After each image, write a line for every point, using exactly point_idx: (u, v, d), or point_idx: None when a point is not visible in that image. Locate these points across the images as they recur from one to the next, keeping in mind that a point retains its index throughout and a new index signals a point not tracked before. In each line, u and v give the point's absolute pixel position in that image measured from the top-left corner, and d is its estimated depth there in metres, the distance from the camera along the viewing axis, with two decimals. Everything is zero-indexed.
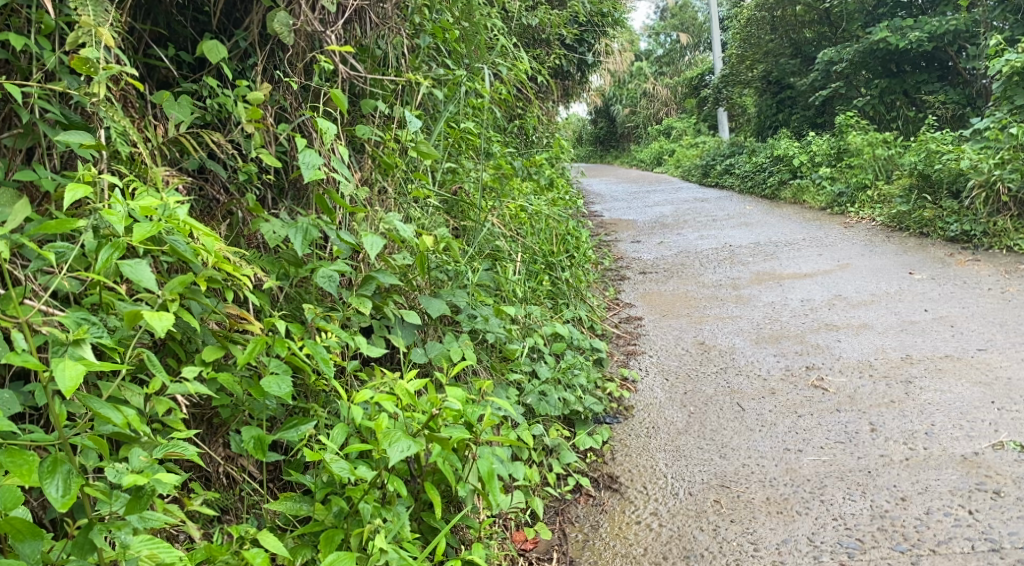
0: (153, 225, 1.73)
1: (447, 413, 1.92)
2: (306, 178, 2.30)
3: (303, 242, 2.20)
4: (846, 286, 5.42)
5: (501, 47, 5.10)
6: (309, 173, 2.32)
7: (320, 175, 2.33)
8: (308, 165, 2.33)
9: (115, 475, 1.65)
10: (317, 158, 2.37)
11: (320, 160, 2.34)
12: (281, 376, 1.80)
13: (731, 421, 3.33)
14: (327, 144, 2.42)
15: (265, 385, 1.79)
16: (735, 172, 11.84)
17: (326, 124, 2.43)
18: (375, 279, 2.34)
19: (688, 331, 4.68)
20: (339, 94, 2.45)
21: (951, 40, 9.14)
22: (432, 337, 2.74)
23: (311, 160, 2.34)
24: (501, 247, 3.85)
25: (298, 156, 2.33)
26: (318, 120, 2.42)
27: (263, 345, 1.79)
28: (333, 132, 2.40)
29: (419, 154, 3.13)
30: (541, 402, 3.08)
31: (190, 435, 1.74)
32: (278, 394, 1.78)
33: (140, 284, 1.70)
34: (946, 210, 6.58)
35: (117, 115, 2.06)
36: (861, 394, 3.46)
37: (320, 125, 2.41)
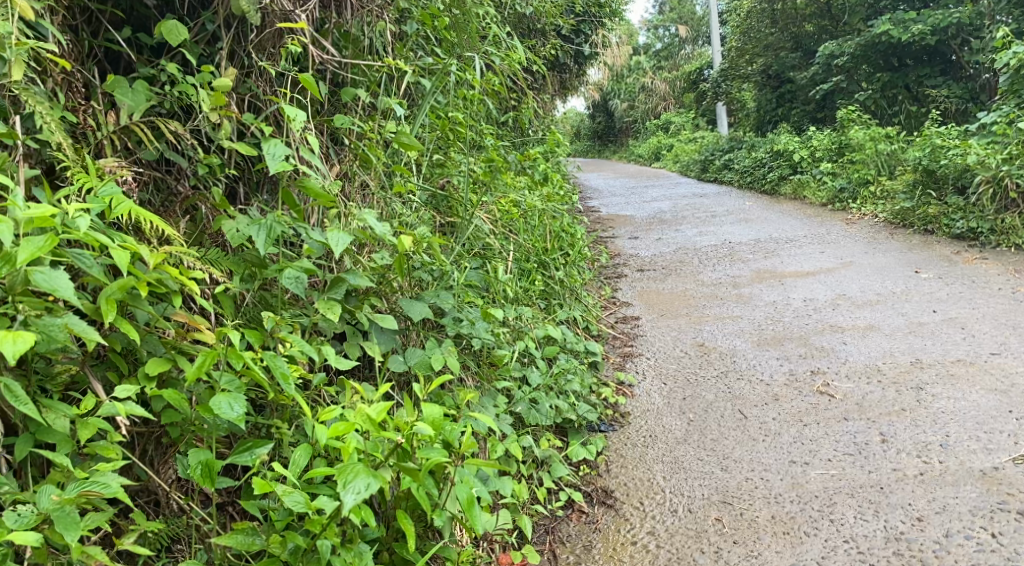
0: (47, 238, 1.53)
1: (418, 438, 1.73)
2: (273, 170, 2.07)
3: (265, 241, 2.00)
4: (850, 285, 5.24)
5: (494, 36, 4.91)
6: (275, 164, 2.09)
7: (289, 167, 2.10)
8: (275, 155, 2.11)
9: (11, 520, 1.46)
10: (286, 148, 2.13)
11: (288, 151, 2.11)
12: (234, 396, 1.62)
13: (733, 430, 3.15)
14: (296, 132, 2.21)
15: (216, 405, 1.60)
16: (734, 167, 11.65)
17: (294, 111, 2.21)
18: (346, 282, 2.14)
19: (687, 332, 4.49)
20: (309, 78, 2.26)
21: (955, 32, 8.95)
22: (414, 343, 2.56)
23: (279, 151, 2.11)
24: (491, 245, 3.67)
25: (263, 147, 2.10)
26: (285, 108, 2.19)
27: (213, 359, 1.60)
28: (302, 120, 2.18)
29: (401, 146, 2.95)
30: (531, 411, 2.90)
31: (115, 469, 1.57)
32: (229, 416, 1.59)
33: (56, 294, 1.52)
34: (951, 207, 6.41)
35: (34, 101, 1.87)
36: (870, 402, 3.28)
37: (286, 112, 2.19)
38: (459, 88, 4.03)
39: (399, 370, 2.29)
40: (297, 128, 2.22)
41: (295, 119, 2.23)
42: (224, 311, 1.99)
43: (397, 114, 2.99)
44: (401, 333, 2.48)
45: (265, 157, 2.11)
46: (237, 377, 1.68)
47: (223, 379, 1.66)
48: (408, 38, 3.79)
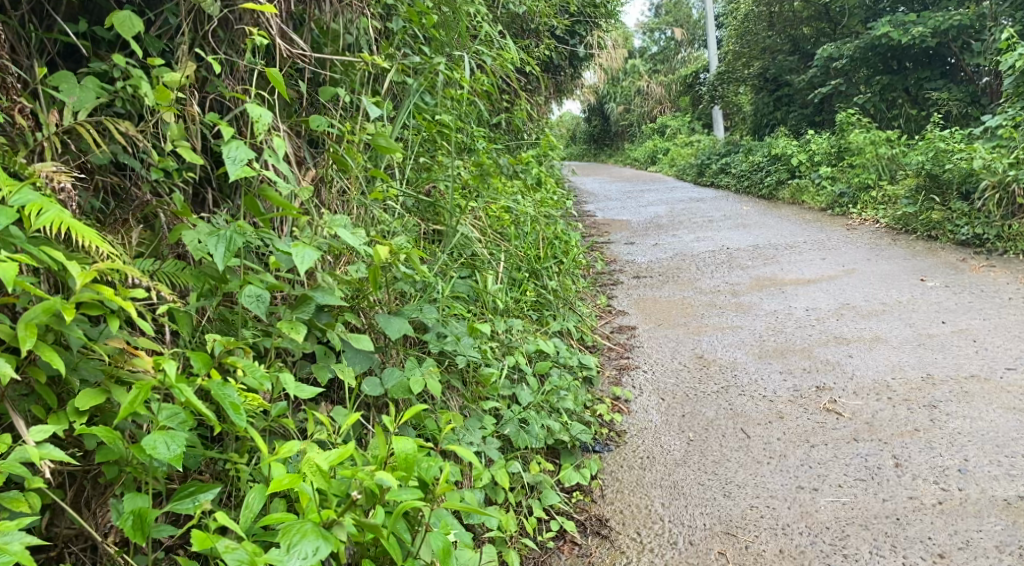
0: None
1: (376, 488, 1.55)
2: (232, 174, 1.87)
3: (224, 255, 1.79)
4: (853, 293, 5.06)
5: (484, 34, 4.73)
6: (235, 169, 1.89)
7: (250, 172, 1.90)
8: (235, 158, 1.91)
9: None
10: (247, 150, 1.93)
11: (249, 154, 1.91)
12: (172, 434, 1.45)
13: (736, 451, 2.97)
14: (260, 134, 2.01)
15: (151, 445, 1.43)
16: (731, 171, 11.48)
17: (258, 111, 2.02)
18: (313, 300, 1.93)
19: (686, 343, 4.29)
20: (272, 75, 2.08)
21: (955, 35, 8.79)
22: (394, 362, 2.37)
23: (238, 153, 1.90)
24: (479, 253, 3.48)
25: (222, 149, 1.90)
26: (248, 107, 2.00)
27: (146, 393, 1.43)
28: (267, 121, 1.99)
29: (377, 148, 2.78)
30: (521, 433, 2.72)
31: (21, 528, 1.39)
32: (165, 457, 1.42)
33: None
34: (955, 212, 6.23)
35: None
36: (879, 421, 3.10)
37: (250, 112, 2.00)
38: (446, 88, 3.85)
39: (374, 395, 2.11)
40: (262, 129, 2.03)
41: (259, 119, 2.04)
42: (181, 330, 1.82)
43: (373, 114, 2.83)
44: (380, 352, 2.29)
45: (224, 160, 1.91)
46: (178, 409, 1.50)
47: (161, 414, 1.49)
48: (394, 36, 3.60)
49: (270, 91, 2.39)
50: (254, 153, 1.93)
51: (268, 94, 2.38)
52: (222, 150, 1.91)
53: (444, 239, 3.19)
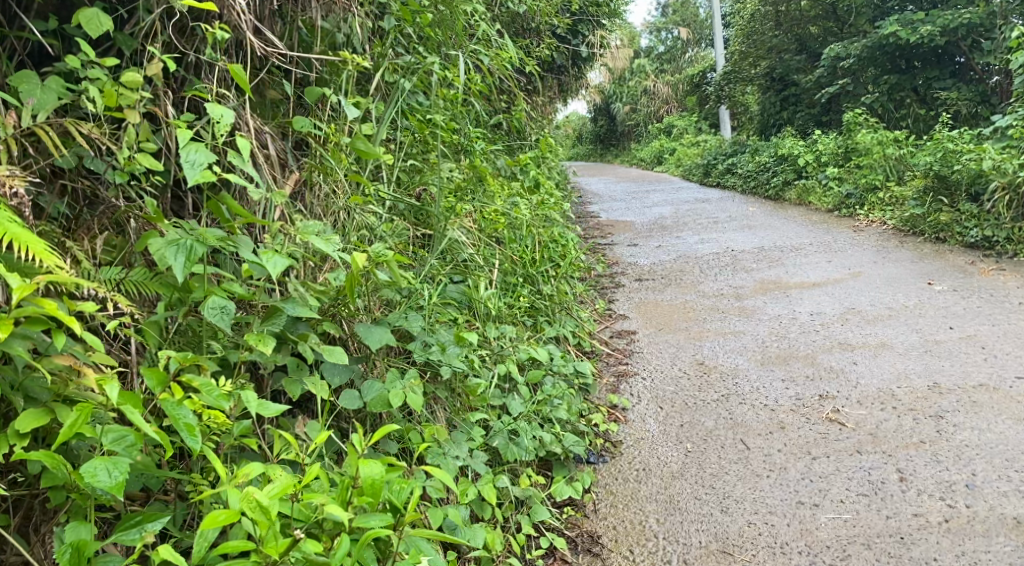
0: None
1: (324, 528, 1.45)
2: (191, 179, 1.80)
3: (183, 266, 1.73)
4: (859, 297, 4.96)
5: (481, 33, 4.64)
6: (194, 173, 1.82)
7: (210, 177, 1.82)
8: (194, 163, 1.84)
9: None
10: (206, 153, 1.85)
11: (209, 157, 1.84)
12: (114, 460, 1.43)
13: (735, 463, 2.88)
14: (222, 134, 1.95)
15: (92, 472, 1.41)
16: (737, 171, 11.35)
17: (219, 111, 1.94)
18: (283, 312, 1.85)
19: (686, 349, 4.19)
20: (235, 72, 2.02)
21: (965, 34, 8.66)
22: (376, 372, 2.28)
23: (197, 157, 1.83)
24: (471, 258, 3.40)
25: (180, 153, 1.83)
26: (209, 106, 1.93)
27: (86, 416, 1.41)
28: (229, 120, 1.92)
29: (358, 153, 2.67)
30: (510, 446, 2.63)
31: None
32: (106, 485, 1.40)
33: None
34: (963, 214, 6.11)
35: None
36: (884, 432, 3.00)
37: (211, 112, 1.93)
38: (440, 89, 3.77)
39: (353, 408, 2.05)
40: (225, 129, 1.96)
41: (221, 119, 1.95)
42: (149, 340, 1.78)
43: (352, 116, 2.70)
44: (360, 363, 2.20)
45: (184, 164, 1.84)
46: (125, 433, 1.49)
47: (106, 437, 1.47)
48: (386, 35, 3.52)
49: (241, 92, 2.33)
50: (214, 156, 1.86)
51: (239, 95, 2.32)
52: (180, 154, 1.85)
53: (433, 243, 3.10)
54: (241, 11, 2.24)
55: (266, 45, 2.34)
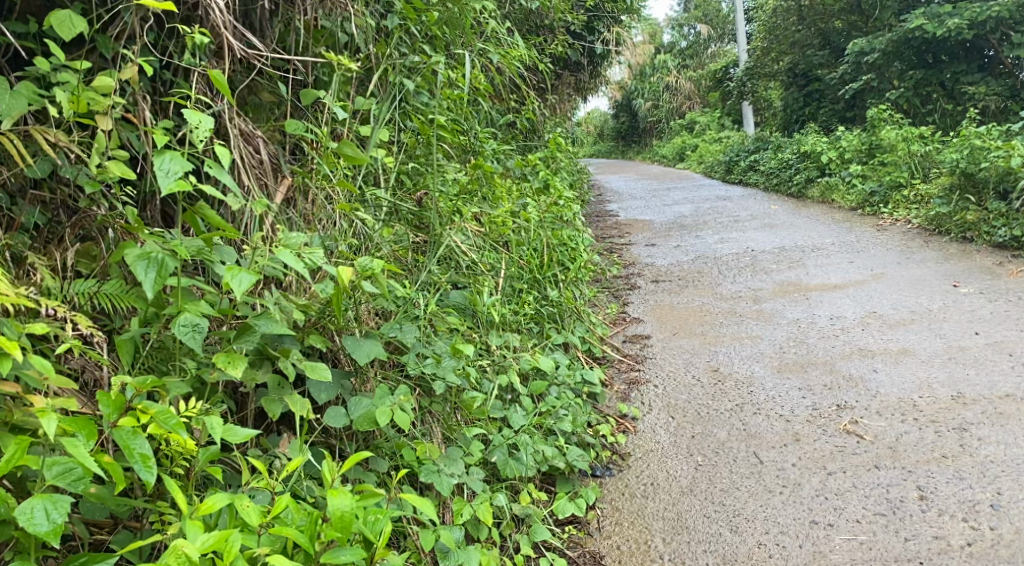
0: None
1: None
2: (163, 189, 1.71)
3: (153, 283, 1.66)
4: (881, 300, 4.80)
5: (491, 31, 4.54)
6: (167, 182, 1.74)
7: (184, 187, 1.74)
8: (168, 171, 1.75)
9: None
10: (182, 161, 1.76)
11: (184, 166, 1.75)
12: (53, 499, 1.41)
13: (747, 478, 2.77)
14: (200, 141, 1.87)
15: (29, 513, 1.39)
16: (759, 168, 11.16)
17: (197, 117, 1.87)
18: (256, 330, 1.75)
19: (700, 355, 4.07)
20: (214, 77, 1.95)
21: (993, 26, 8.43)
22: (367, 388, 2.17)
23: (171, 166, 1.75)
24: (474, 263, 3.31)
25: (154, 161, 1.74)
26: (187, 112, 1.86)
27: (23, 451, 1.40)
28: (207, 127, 1.84)
29: (346, 159, 2.51)
30: (510, 462, 2.54)
31: None
32: (42, 528, 1.39)
33: None
34: (991, 212, 5.92)
35: None
36: (905, 445, 2.86)
37: (190, 118, 1.86)
38: (444, 89, 3.67)
39: (338, 425, 1.97)
40: (204, 135, 1.88)
41: (199, 125, 1.88)
42: (121, 357, 1.71)
43: (337, 119, 2.62)
44: (350, 378, 2.12)
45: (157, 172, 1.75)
46: (72, 466, 1.46)
47: (51, 471, 1.44)
48: (389, 35, 3.44)
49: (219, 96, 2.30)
50: (190, 164, 1.78)
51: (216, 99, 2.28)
52: (154, 162, 1.76)
53: (432, 249, 3.01)
54: (220, 11, 2.19)
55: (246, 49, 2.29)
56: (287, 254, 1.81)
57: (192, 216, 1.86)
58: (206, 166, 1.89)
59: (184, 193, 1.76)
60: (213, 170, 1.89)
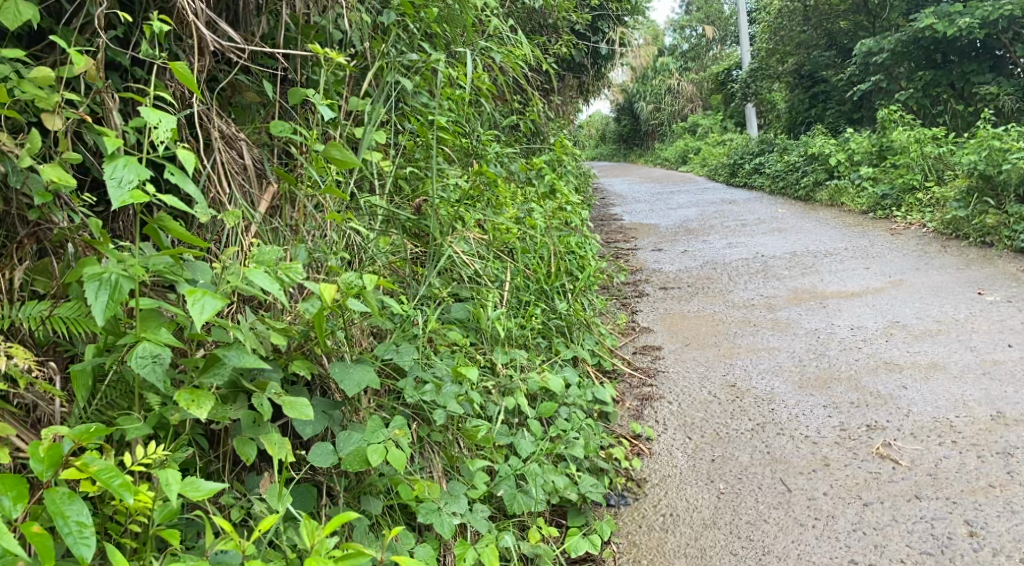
0: None
1: None
2: (114, 201, 1.54)
3: (105, 308, 1.47)
4: (903, 308, 4.57)
5: (492, 29, 4.32)
6: (120, 193, 1.56)
7: (139, 197, 1.56)
8: (122, 181, 1.57)
9: None
10: (136, 169, 1.59)
11: (140, 174, 1.58)
12: None
13: (775, 509, 2.55)
14: (161, 144, 1.68)
15: None
16: (765, 171, 10.92)
17: (155, 116, 1.68)
18: (225, 361, 1.54)
19: (716, 369, 3.83)
20: (179, 72, 1.77)
21: (1006, 25, 8.20)
22: (357, 419, 1.96)
23: (125, 175, 1.58)
24: (476, 275, 3.09)
25: (105, 169, 1.57)
26: (144, 110, 1.66)
27: None
28: (167, 127, 1.65)
29: (336, 162, 2.27)
30: (518, 496, 2.32)
31: None
32: None
33: None
34: (1012, 216, 5.70)
35: None
36: (946, 472, 2.65)
37: (148, 117, 1.67)
38: (443, 89, 3.46)
39: (325, 465, 1.77)
40: (164, 137, 1.69)
41: (158, 126, 1.69)
42: (76, 391, 1.54)
43: (324, 119, 2.31)
44: (340, 409, 1.91)
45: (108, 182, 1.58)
46: None
47: None
48: (386, 33, 3.23)
49: (190, 94, 2.11)
50: (148, 171, 1.61)
51: (187, 98, 2.10)
52: (105, 171, 1.59)
53: (430, 261, 2.80)
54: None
55: (219, 41, 2.12)
56: (261, 274, 1.59)
57: (153, 230, 1.66)
58: (168, 173, 1.69)
59: (141, 203, 1.58)
60: (177, 178, 1.69)
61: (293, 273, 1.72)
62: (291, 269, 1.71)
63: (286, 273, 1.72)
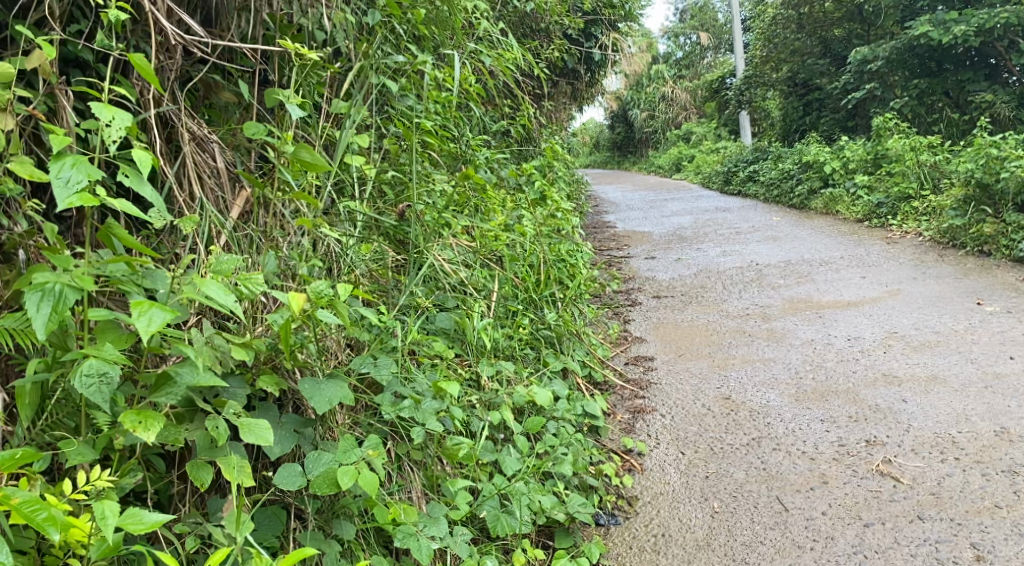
0: None
1: None
2: (60, 203, 1.44)
3: (46, 322, 1.37)
4: (900, 319, 4.47)
5: (482, 32, 4.22)
6: (68, 195, 1.45)
7: (87, 200, 1.45)
8: (69, 182, 1.47)
9: None
10: (84, 170, 1.49)
11: (90, 174, 1.48)
12: None
13: (771, 530, 2.45)
14: (113, 142, 1.59)
15: None
16: (760, 179, 10.82)
17: (108, 113, 1.59)
18: (177, 381, 1.45)
19: (711, 380, 3.72)
20: (137, 64, 1.66)
21: (1001, 33, 8.14)
22: (329, 437, 1.85)
23: (72, 176, 1.48)
24: (461, 284, 2.98)
25: (51, 168, 1.47)
26: (97, 107, 1.58)
27: None
28: (122, 123, 1.57)
29: (306, 165, 2.18)
30: (501, 518, 2.21)
31: None
32: None
33: None
34: (1010, 225, 5.61)
35: None
36: (951, 491, 2.56)
37: (101, 114, 1.58)
38: (429, 91, 3.35)
39: (293, 488, 1.65)
40: (118, 134, 1.60)
41: (112, 124, 1.60)
42: (21, 411, 1.42)
43: (292, 119, 2.22)
44: (312, 427, 1.80)
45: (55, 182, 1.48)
46: None
47: None
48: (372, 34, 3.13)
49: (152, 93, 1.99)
50: (99, 171, 1.51)
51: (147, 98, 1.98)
52: (52, 170, 1.48)
53: (412, 270, 2.68)
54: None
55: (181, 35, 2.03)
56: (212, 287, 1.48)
57: (106, 235, 1.56)
58: (121, 174, 1.60)
59: (91, 204, 1.48)
60: (131, 179, 1.60)
61: (252, 285, 1.66)
62: (250, 279, 1.65)
63: (245, 284, 1.66)
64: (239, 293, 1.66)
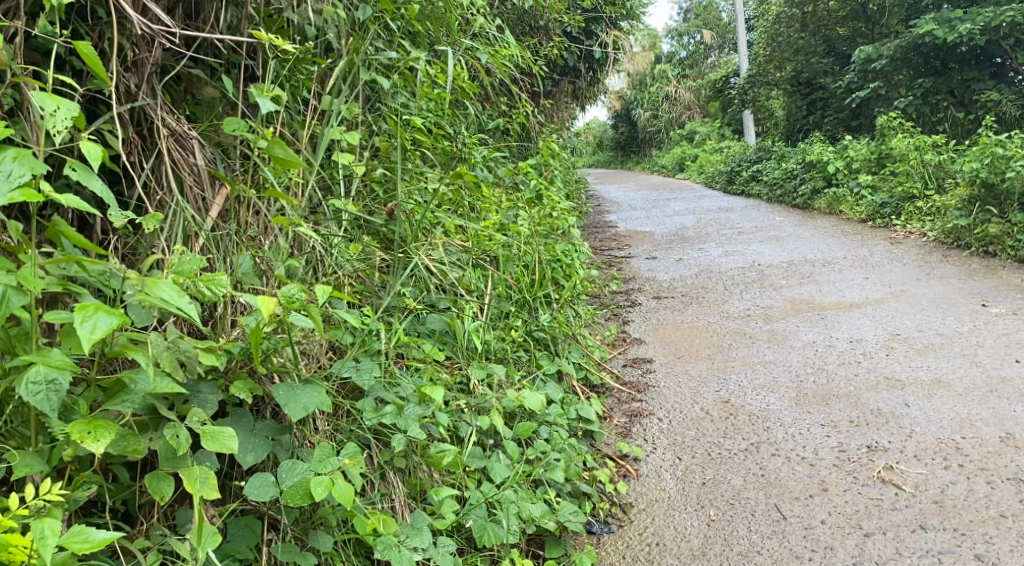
0: None
1: None
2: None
3: None
4: (903, 321, 4.39)
5: (477, 28, 4.14)
6: (9, 189, 1.41)
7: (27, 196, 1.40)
8: (11, 175, 1.43)
9: None
10: (27, 164, 1.44)
11: (34, 169, 1.44)
12: None
13: (768, 539, 2.38)
14: (59, 135, 1.53)
15: None
16: (763, 178, 10.74)
17: (51, 102, 1.51)
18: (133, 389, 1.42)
19: (710, 383, 3.64)
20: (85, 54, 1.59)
21: (1007, 32, 8.05)
22: (308, 444, 1.78)
23: (15, 171, 1.43)
24: (452, 284, 2.91)
25: None
26: (39, 96, 1.50)
27: None
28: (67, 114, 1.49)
29: (280, 162, 2.06)
30: (488, 527, 2.13)
31: None
32: None
33: None
34: (1016, 226, 5.53)
35: None
36: (955, 500, 2.48)
37: (44, 103, 1.50)
38: (420, 87, 3.28)
39: (263, 499, 1.59)
40: (63, 125, 1.53)
41: (57, 114, 1.52)
42: None
43: (263, 112, 2.11)
44: (288, 435, 1.73)
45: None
46: None
47: None
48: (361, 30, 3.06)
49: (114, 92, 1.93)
50: (44, 166, 1.46)
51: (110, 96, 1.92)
52: None
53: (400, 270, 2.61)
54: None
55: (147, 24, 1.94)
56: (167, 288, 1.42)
57: (55, 232, 1.50)
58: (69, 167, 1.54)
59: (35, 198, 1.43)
60: (80, 174, 1.55)
61: (215, 288, 1.61)
62: (212, 281, 1.60)
63: (208, 287, 1.61)
64: (200, 296, 1.61)
